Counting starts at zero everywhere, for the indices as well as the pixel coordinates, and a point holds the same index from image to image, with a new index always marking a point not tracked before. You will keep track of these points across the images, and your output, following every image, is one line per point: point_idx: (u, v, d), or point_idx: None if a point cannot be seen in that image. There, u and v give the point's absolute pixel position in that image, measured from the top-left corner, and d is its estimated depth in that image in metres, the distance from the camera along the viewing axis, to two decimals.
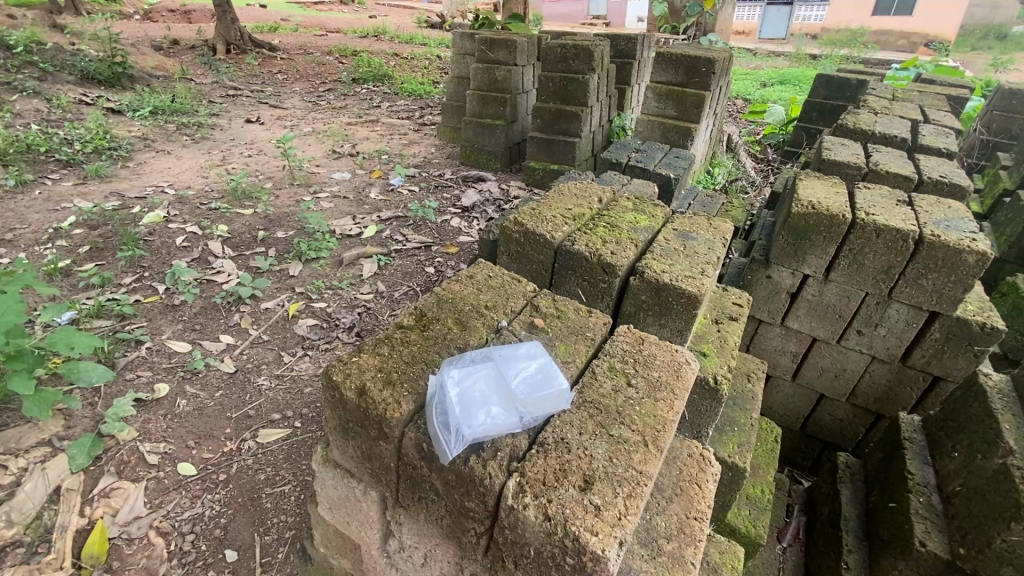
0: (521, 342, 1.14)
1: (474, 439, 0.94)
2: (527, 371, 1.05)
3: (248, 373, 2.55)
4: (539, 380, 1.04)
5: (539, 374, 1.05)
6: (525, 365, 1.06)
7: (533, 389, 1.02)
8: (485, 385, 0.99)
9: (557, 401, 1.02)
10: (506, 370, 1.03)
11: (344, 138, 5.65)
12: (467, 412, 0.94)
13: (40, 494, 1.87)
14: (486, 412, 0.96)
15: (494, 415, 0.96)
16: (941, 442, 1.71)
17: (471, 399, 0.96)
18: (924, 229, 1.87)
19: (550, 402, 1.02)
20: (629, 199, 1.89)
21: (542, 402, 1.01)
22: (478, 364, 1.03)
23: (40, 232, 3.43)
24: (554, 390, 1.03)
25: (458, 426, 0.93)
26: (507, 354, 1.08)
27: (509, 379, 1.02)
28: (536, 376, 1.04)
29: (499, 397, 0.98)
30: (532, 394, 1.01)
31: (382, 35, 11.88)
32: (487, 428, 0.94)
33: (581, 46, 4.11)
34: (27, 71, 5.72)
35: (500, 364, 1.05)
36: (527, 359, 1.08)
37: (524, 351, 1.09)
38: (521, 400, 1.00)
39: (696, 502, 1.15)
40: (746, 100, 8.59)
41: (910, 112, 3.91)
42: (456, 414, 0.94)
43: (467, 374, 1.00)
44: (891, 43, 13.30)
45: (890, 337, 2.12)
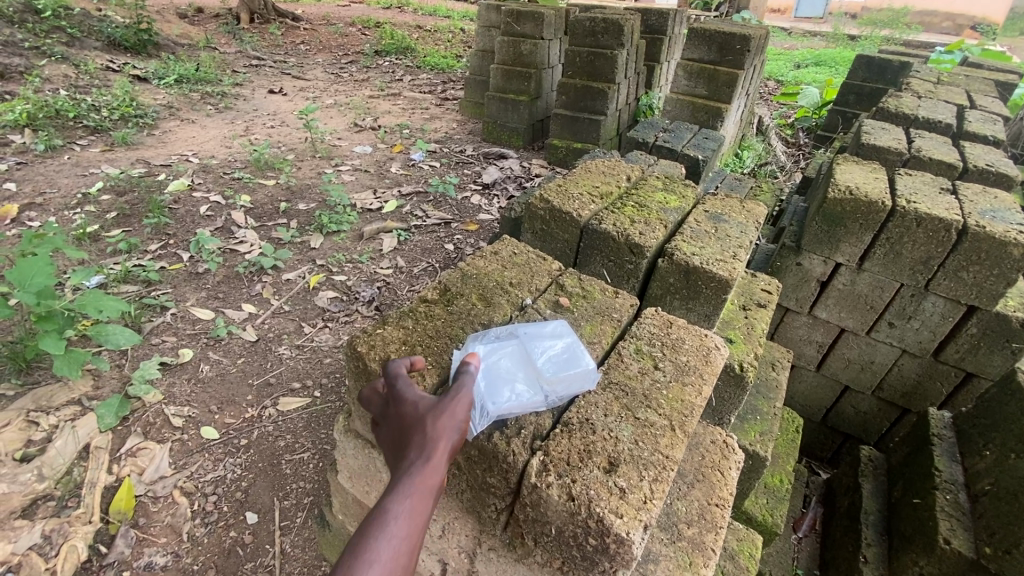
0: (547, 320, 1.12)
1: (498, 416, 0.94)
2: (554, 347, 1.04)
3: (270, 342, 2.59)
4: (566, 358, 1.02)
5: (567, 351, 1.04)
6: (552, 342, 1.05)
7: (559, 366, 1.01)
8: (509, 362, 0.99)
9: (584, 381, 1.00)
10: (532, 346, 1.03)
11: (366, 110, 5.62)
12: (490, 388, 0.94)
13: (70, 451, 1.93)
14: (510, 388, 0.95)
15: (519, 394, 0.95)
16: (973, 439, 1.66)
17: (495, 375, 0.96)
18: (969, 219, 1.79)
19: (577, 381, 1.00)
20: (659, 178, 1.84)
21: (569, 381, 0.99)
22: (504, 340, 1.03)
23: (69, 197, 3.49)
24: (582, 368, 1.01)
25: (482, 401, 0.93)
26: (533, 331, 1.07)
27: (536, 355, 1.01)
28: (564, 353, 1.03)
29: (524, 376, 0.98)
30: (559, 372, 1.00)
31: (406, 6, 11.72)
32: (512, 403, 0.94)
33: (611, 20, 3.98)
34: (56, 36, 5.76)
35: (526, 340, 1.04)
36: (554, 336, 1.07)
37: (552, 328, 1.09)
38: (547, 380, 0.98)
39: (718, 489, 1.12)
40: (779, 81, 8.30)
41: (956, 96, 3.73)
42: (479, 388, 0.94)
43: (493, 350, 1.00)
44: (934, 24, 13.34)
45: (924, 330, 2.05)
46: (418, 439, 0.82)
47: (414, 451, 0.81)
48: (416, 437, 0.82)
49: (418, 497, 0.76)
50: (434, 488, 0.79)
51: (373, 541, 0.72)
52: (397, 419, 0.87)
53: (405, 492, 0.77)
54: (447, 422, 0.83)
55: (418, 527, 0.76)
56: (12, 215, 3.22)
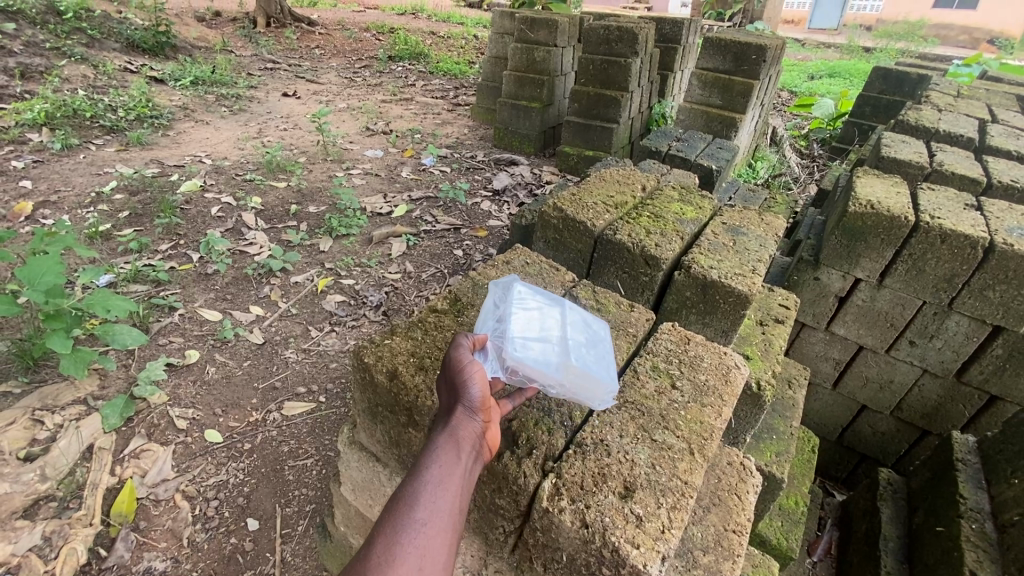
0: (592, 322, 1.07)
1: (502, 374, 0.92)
2: (596, 345, 0.99)
3: (276, 346, 2.57)
4: (603, 359, 0.97)
5: (606, 355, 0.99)
6: (596, 339, 1.01)
7: (593, 360, 0.94)
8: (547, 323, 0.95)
9: (603, 395, 0.93)
10: (576, 325, 0.99)
11: (378, 115, 5.63)
12: (518, 329, 0.91)
13: (74, 451, 1.92)
14: (539, 342, 0.90)
15: (541, 353, 0.89)
16: (999, 466, 1.60)
17: (528, 321, 0.93)
18: (995, 237, 1.73)
19: (600, 390, 0.93)
20: (675, 188, 1.80)
21: (597, 384, 0.92)
22: (555, 304, 1.01)
23: (82, 196, 3.51)
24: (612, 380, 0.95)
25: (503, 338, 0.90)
26: (585, 319, 1.04)
27: (576, 335, 0.97)
28: (602, 355, 0.98)
29: (558, 341, 0.92)
30: (592, 363, 0.93)
31: (420, 13, 11.80)
32: (531, 358, 0.88)
33: (626, 28, 3.96)
34: (76, 37, 5.84)
35: (573, 319, 1.00)
36: (598, 336, 1.03)
37: (601, 330, 1.05)
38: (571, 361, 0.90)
39: (734, 514, 1.07)
40: (793, 91, 8.25)
41: (977, 110, 3.65)
42: (508, 324, 0.92)
43: (541, 305, 0.98)
44: (951, 38, 13.53)
45: (946, 350, 1.99)
46: (450, 402, 0.88)
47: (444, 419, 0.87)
48: (445, 399, 0.89)
49: (449, 454, 0.82)
50: (466, 441, 0.84)
51: (410, 494, 0.79)
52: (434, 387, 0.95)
53: (435, 449, 0.84)
54: (468, 357, 0.89)
55: (453, 480, 0.81)
56: (26, 213, 3.24)
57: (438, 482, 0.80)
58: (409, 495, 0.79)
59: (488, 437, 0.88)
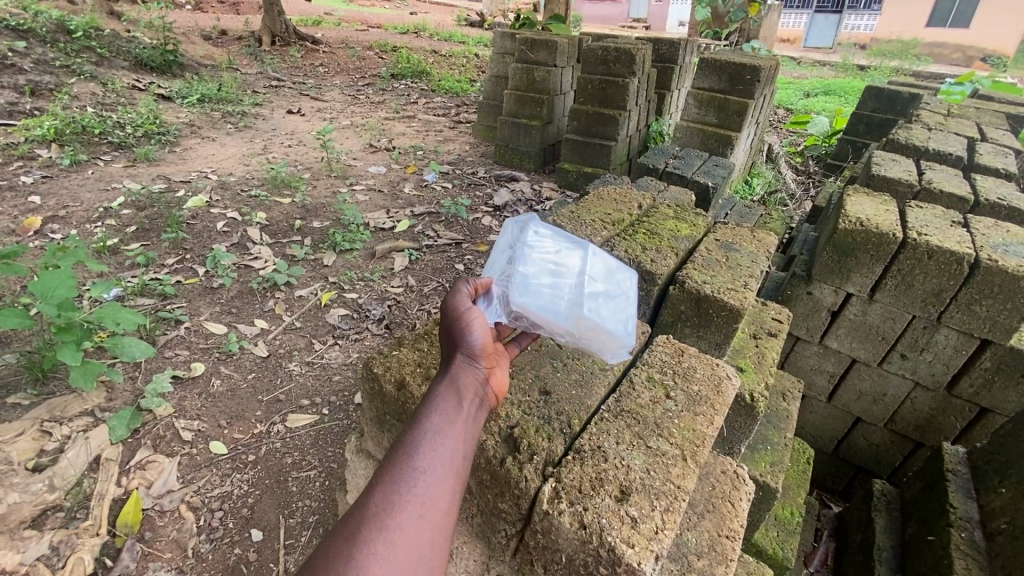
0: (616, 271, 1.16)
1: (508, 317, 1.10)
2: (609, 294, 1.10)
3: (280, 359, 2.61)
4: (610, 308, 1.08)
5: (616, 304, 1.11)
6: (609, 289, 1.12)
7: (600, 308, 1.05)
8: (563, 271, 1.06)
9: (598, 340, 1.06)
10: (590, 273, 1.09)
11: (380, 132, 5.74)
12: (533, 274, 1.04)
13: (82, 462, 1.95)
14: (545, 288, 1.03)
15: (547, 299, 1.02)
16: (987, 476, 1.64)
17: (543, 267, 1.05)
18: (981, 253, 1.78)
19: (602, 336, 1.06)
20: (670, 206, 1.87)
21: (599, 330, 1.05)
22: (571, 251, 1.12)
23: (91, 211, 3.59)
24: (616, 328, 1.07)
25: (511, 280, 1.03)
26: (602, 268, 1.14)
27: (589, 284, 1.07)
28: (612, 304, 1.10)
29: (569, 289, 1.04)
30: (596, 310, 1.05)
31: (422, 32, 12.05)
32: (535, 303, 1.02)
33: (623, 49, 4.07)
34: (86, 56, 5.98)
35: (593, 269, 1.10)
36: (614, 285, 1.13)
37: (617, 279, 1.16)
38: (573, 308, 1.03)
39: (728, 520, 1.11)
40: (788, 108, 8.40)
41: (966, 129, 3.74)
42: (521, 267, 1.05)
43: (557, 251, 1.09)
44: (944, 55, 13.83)
45: (936, 363, 2.04)
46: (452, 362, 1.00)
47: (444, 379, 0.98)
48: (450, 355, 1.02)
49: (448, 408, 0.93)
50: (467, 392, 0.97)
51: (410, 443, 0.88)
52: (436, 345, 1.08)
53: (439, 400, 0.95)
54: (474, 308, 1.05)
55: (456, 428, 0.92)
56: (35, 227, 3.31)
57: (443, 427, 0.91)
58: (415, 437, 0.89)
59: (489, 387, 1.01)
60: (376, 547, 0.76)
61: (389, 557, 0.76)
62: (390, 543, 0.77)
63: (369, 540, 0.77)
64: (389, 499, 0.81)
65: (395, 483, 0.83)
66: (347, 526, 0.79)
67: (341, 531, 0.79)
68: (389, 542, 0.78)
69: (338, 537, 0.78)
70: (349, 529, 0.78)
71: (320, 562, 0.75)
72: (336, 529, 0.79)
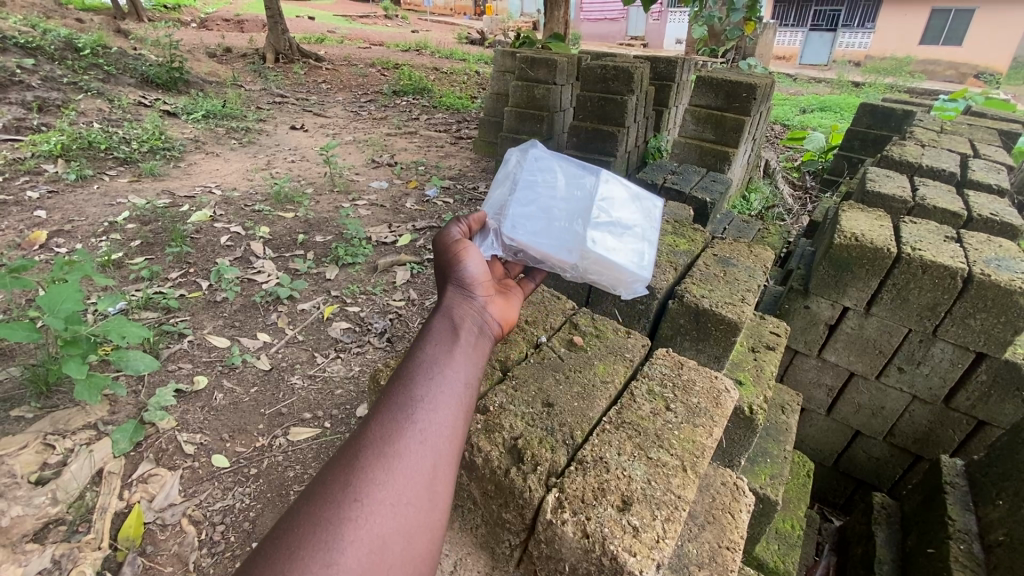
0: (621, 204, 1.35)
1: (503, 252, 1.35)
2: (610, 227, 1.31)
3: (283, 372, 2.63)
4: (609, 242, 1.30)
5: (618, 237, 1.32)
6: (613, 221, 1.32)
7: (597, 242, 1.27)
8: (563, 212, 1.31)
9: (599, 268, 1.31)
10: (592, 207, 1.30)
11: (383, 148, 5.82)
12: (534, 217, 1.31)
13: (84, 475, 1.96)
14: (541, 229, 1.29)
15: (544, 239, 1.30)
16: (986, 488, 1.67)
17: (544, 209, 1.31)
18: (974, 267, 1.81)
19: (601, 268, 1.31)
20: (669, 222, 1.92)
21: (594, 260, 1.29)
22: (577, 187, 1.33)
23: (96, 225, 3.63)
24: (612, 260, 1.30)
25: (510, 221, 1.30)
26: (608, 199, 1.33)
27: (588, 220, 1.29)
28: (612, 238, 1.31)
29: (565, 229, 1.30)
30: (593, 245, 1.27)
31: (423, 49, 12.25)
32: (533, 242, 1.29)
33: (621, 68, 4.16)
34: (93, 73, 6.09)
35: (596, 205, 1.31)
36: (615, 218, 1.33)
37: (625, 210, 1.36)
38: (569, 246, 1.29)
39: (728, 531, 1.12)
40: (785, 125, 8.52)
41: (959, 146, 3.80)
42: (525, 210, 1.31)
43: (560, 191, 1.32)
44: (938, 73, 14.12)
45: (933, 376, 2.06)
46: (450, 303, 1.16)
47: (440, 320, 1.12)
48: (450, 293, 1.20)
49: (441, 343, 1.05)
50: (463, 328, 1.12)
51: (405, 376, 0.98)
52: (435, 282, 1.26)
53: (433, 341, 1.06)
54: (472, 246, 1.27)
55: (451, 365, 1.02)
56: (40, 241, 3.35)
57: (438, 363, 1.01)
58: (410, 375, 0.98)
59: (483, 319, 1.17)
60: (374, 474, 0.84)
61: (387, 483, 0.84)
62: (387, 470, 0.85)
63: (367, 470, 0.84)
64: (385, 432, 0.89)
65: (391, 418, 0.91)
66: (345, 456, 0.87)
67: (339, 462, 0.86)
68: (387, 468, 0.85)
69: (336, 468, 0.85)
70: (348, 454, 0.87)
71: (320, 491, 0.82)
72: (334, 461, 0.87)
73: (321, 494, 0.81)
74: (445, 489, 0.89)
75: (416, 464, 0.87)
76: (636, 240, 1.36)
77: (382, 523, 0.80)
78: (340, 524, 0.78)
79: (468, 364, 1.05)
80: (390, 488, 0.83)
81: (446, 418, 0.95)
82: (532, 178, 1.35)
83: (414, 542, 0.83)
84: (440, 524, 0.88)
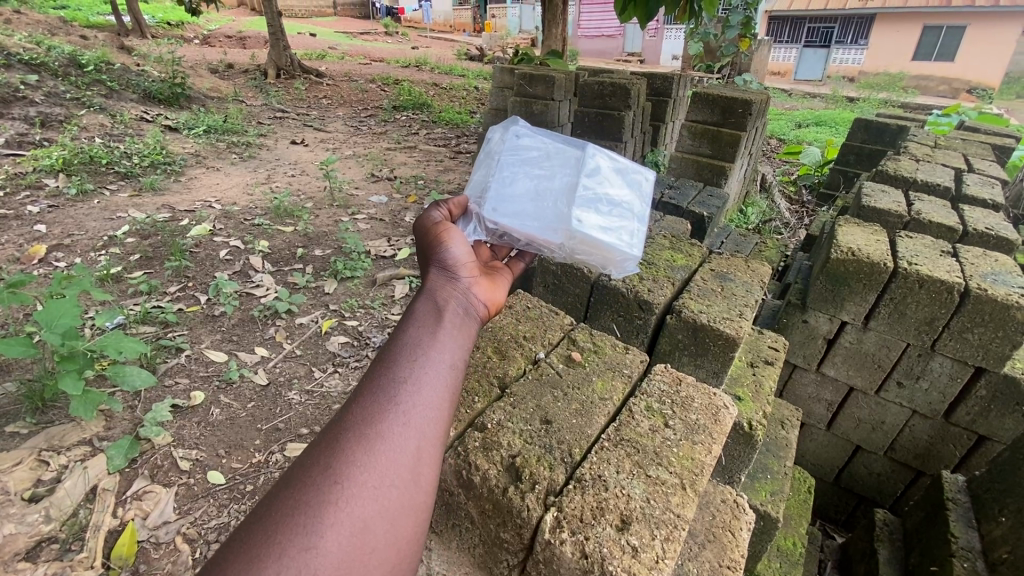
0: (604, 179, 1.37)
1: (486, 235, 1.40)
2: (593, 202, 1.34)
3: (280, 387, 2.62)
4: (594, 218, 1.33)
5: (603, 213, 1.34)
6: (597, 198, 1.34)
7: (580, 218, 1.31)
8: (544, 194, 1.35)
9: (584, 244, 1.32)
10: (574, 184, 1.34)
11: (382, 162, 5.86)
12: (515, 201, 1.35)
13: (79, 492, 1.94)
14: (523, 212, 1.33)
15: (527, 221, 1.33)
16: (988, 505, 1.66)
17: (523, 194, 1.36)
18: (970, 282, 1.82)
19: (588, 245, 1.33)
20: (666, 236, 1.93)
21: (578, 238, 1.31)
22: (560, 166, 1.38)
23: (95, 239, 3.63)
24: (598, 237, 1.32)
25: (493, 201, 1.35)
26: (591, 175, 1.36)
27: (569, 199, 1.33)
28: (597, 214, 1.34)
29: (548, 210, 1.33)
30: (576, 221, 1.31)
31: (423, 65, 12.41)
32: (516, 220, 1.33)
33: (618, 84, 4.21)
34: (95, 89, 6.15)
35: (575, 183, 1.34)
36: (598, 195, 1.35)
37: (612, 185, 1.38)
38: (552, 225, 1.32)
39: (729, 550, 1.11)
40: (781, 139, 8.61)
41: (953, 160, 3.84)
42: (506, 194, 1.36)
43: (539, 175, 1.38)
44: (931, 88, 14.37)
45: (932, 391, 2.06)
46: (433, 285, 1.19)
47: (423, 302, 1.14)
48: (433, 274, 1.21)
49: (425, 325, 1.07)
50: (448, 309, 1.13)
51: (388, 357, 0.99)
52: (419, 265, 1.29)
53: (416, 324, 1.08)
54: (453, 229, 1.30)
55: (434, 348, 1.03)
56: (39, 255, 3.35)
57: (422, 347, 1.02)
58: (393, 358, 0.99)
59: (466, 301, 1.19)
60: (355, 456, 0.84)
61: (369, 465, 0.84)
62: (369, 452, 0.85)
63: (348, 453, 0.84)
64: (367, 415, 0.89)
65: (373, 401, 0.91)
66: (327, 439, 0.87)
67: (321, 445, 0.86)
68: (368, 450, 0.86)
69: (318, 451, 0.86)
70: (330, 435, 0.87)
71: (300, 474, 0.82)
72: (316, 444, 0.87)
73: (302, 477, 0.82)
74: (429, 473, 0.89)
75: (397, 443, 0.87)
76: (624, 215, 1.37)
77: (364, 505, 0.81)
78: (320, 508, 0.78)
79: (453, 347, 1.06)
80: (372, 470, 0.84)
81: (430, 402, 0.95)
82: (514, 159, 1.40)
83: (398, 525, 0.83)
84: (425, 506, 0.88)
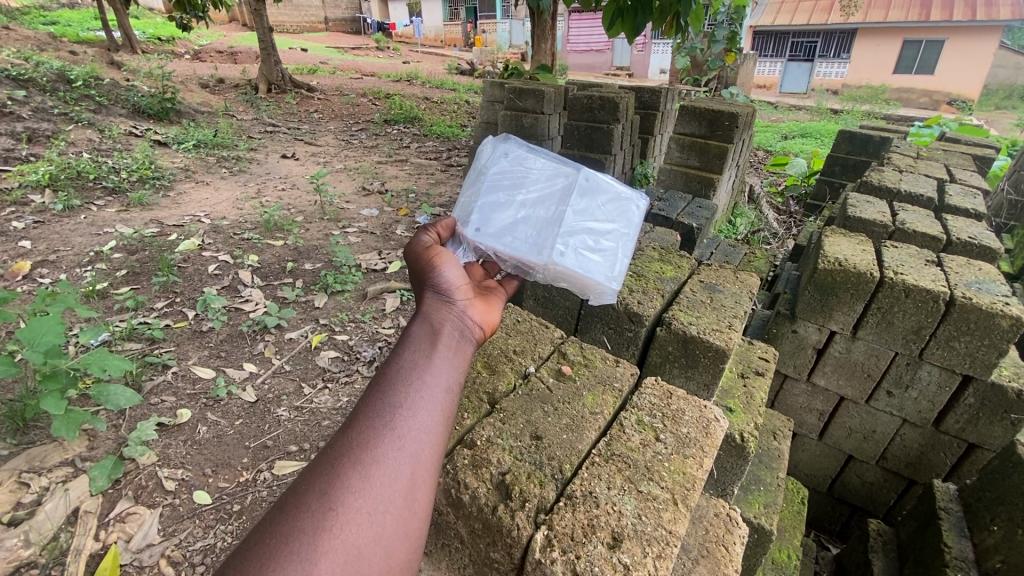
0: (593, 210, 1.36)
1: (476, 255, 1.42)
2: (577, 234, 1.34)
3: (269, 404, 2.58)
4: (577, 251, 1.33)
5: (585, 244, 1.35)
6: (581, 229, 1.34)
7: (562, 251, 1.32)
8: (529, 223, 1.36)
9: (561, 277, 1.34)
10: (561, 213, 1.34)
11: (374, 175, 5.87)
12: (501, 227, 1.36)
13: (59, 515, 1.89)
14: (508, 239, 1.35)
15: (511, 248, 1.35)
16: (979, 513, 1.67)
17: (509, 219, 1.37)
18: (955, 290, 1.83)
19: (569, 277, 1.34)
20: (656, 249, 1.94)
21: (558, 271, 1.33)
22: (548, 194, 1.37)
23: (81, 255, 3.59)
24: (579, 270, 1.33)
25: (480, 224, 1.37)
26: (580, 203, 1.35)
27: (552, 230, 1.33)
28: (580, 245, 1.34)
29: (531, 238, 1.35)
30: (559, 254, 1.32)
31: (415, 80, 12.53)
32: (499, 246, 1.35)
33: (607, 97, 4.25)
34: (84, 104, 6.13)
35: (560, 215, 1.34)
36: (583, 228, 1.35)
37: (601, 215, 1.37)
38: (532, 254, 1.33)
39: (722, 565, 1.09)
40: (768, 150, 8.75)
41: (935, 171, 3.90)
42: (493, 220, 1.37)
43: (527, 200, 1.38)
44: (913, 100, 14.75)
45: (922, 400, 2.08)
46: (427, 309, 1.18)
47: (419, 325, 1.13)
48: (429, 298, 1.21)
49: (421, 348, 1.06)
50: (443, 331, 1.13)
51: (385, 379, 0.98)
52: (413, 288, 1.28)
53: (412, 347, 1.07)
54: (445, 252, 1.29)
55: (429, 371, 1.01)
56: (24, 272, 3.31)
57: (417, 369, 1.01)
58: (389, 382, 0.97)
59: (461, 324, 1.18)
60: (350, 482, 0.83)
61: (363, 491, 0.82)
62: (363, 478, 0.84)
63: (343, 480, 0.83)
64: (362, 441, 0.88)
65: (368, 426, 0.90)
66: (323, 463, 0.86)
67: (314, 471, 0.85)
68: (362, 475, 0.84)
69: (313, 476, 0.84)
70: (324, 462, 0.86)
71: (294, 500, 0.81)
72: (310, 470, 0.85)
73: (296, 503, 0.80)
74: (425, 498, 0.88)
75: (393, 467, 0.86)
76: (608, 246, 1.37)
77: (359, 533, 0.79)
78: (313, 536, 0.76)
79: (448, 369, 1.05)
80: (366, 496, 0.82)
81: (425, 425, 0.93)
82: (504, 180, 1.40)
83: (393, 553, 0.81)
84: (419, 533, 0.86)
